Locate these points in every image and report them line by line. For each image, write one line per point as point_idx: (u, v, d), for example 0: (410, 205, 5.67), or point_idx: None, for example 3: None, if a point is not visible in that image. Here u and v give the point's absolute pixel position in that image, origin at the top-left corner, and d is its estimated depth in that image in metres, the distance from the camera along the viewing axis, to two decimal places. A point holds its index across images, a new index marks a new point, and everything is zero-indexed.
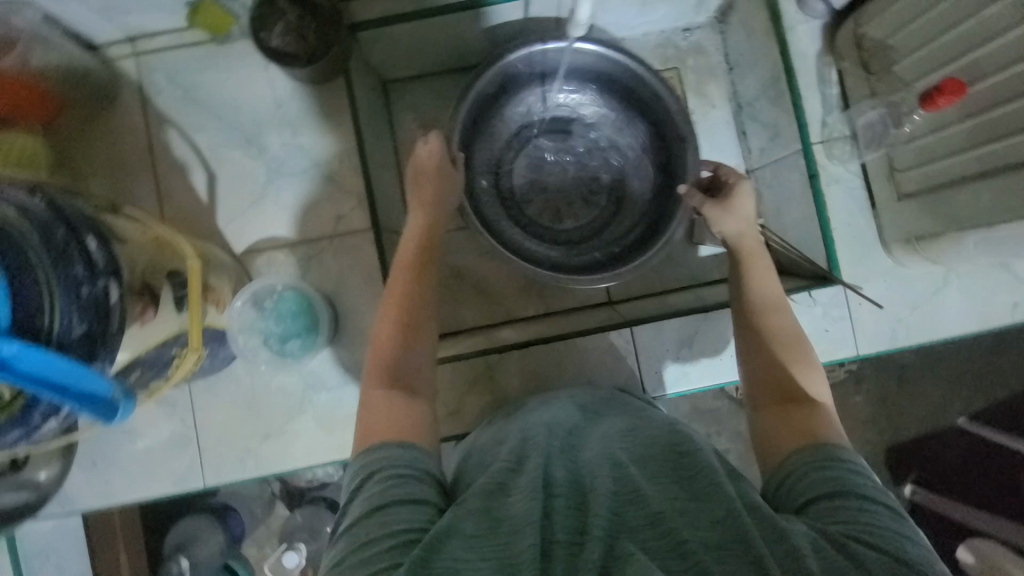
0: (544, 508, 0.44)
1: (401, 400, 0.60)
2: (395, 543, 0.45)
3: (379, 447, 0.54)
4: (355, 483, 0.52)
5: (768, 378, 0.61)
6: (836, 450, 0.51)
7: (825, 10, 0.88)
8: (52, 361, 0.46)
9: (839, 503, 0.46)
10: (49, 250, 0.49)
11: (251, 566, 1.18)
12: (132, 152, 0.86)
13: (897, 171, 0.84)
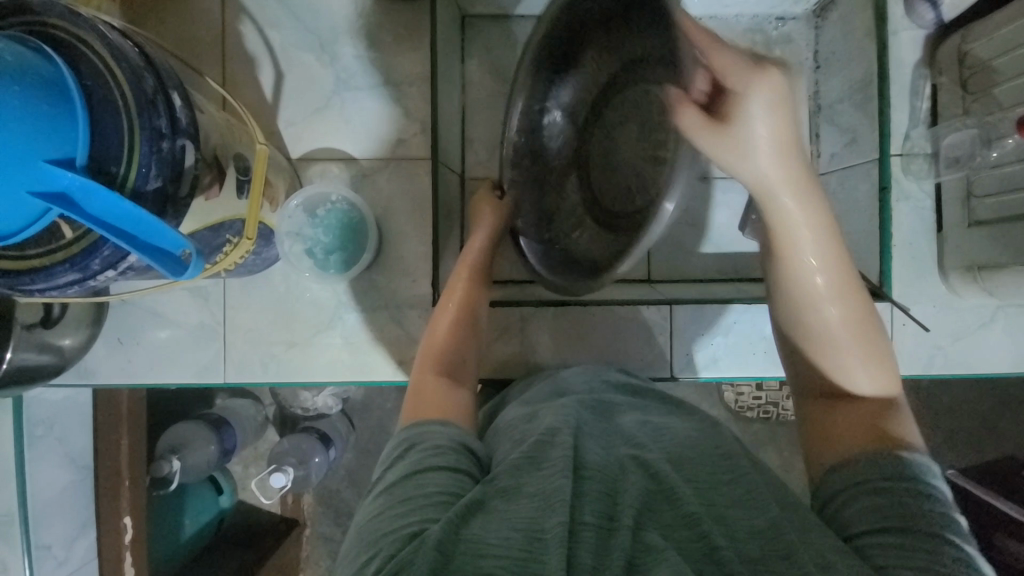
0: (573, 490, 0.45)
1: (447, 386, 0.62)
2: (429, 502, 0.47)
3: (424, 424, 0.56)
4: (397, 453, 0.54)
5: (810, 388, 0.56)
6: (896, 468, 0.47)
7: (934, 20, 0.84)
8: (121, 207, 0.44)
9: (901, 537, 0.43)
10: (137, 95, 0.48)
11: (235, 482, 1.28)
12: (204, 37, 0.84)
13: (974, 198, 0.82)
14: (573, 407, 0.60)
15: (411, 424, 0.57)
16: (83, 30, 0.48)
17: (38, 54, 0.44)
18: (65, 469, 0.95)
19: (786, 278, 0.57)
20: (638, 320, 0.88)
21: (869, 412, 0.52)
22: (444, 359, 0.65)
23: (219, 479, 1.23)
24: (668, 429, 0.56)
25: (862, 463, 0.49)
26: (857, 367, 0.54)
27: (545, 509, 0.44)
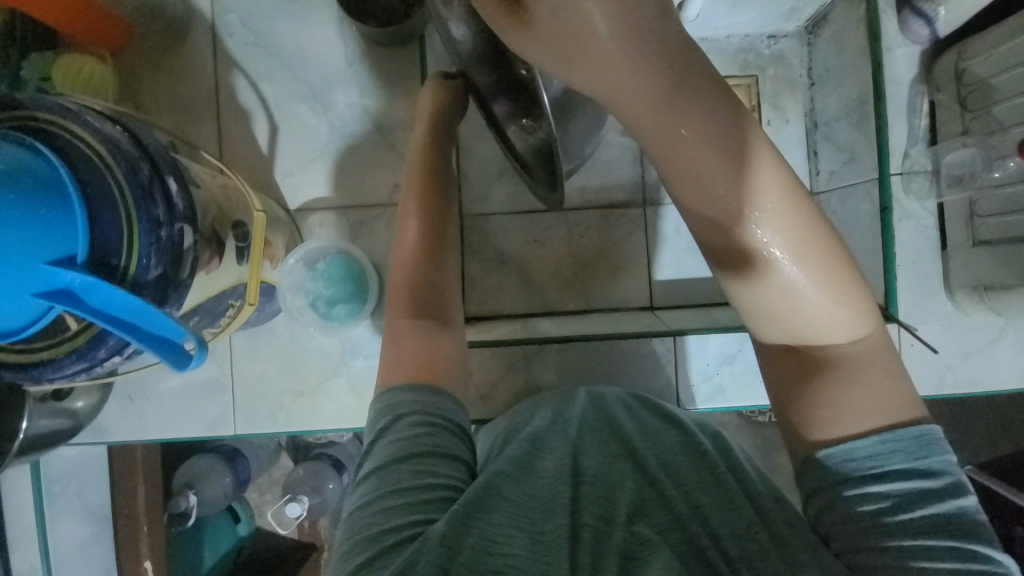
0: (572, 495, 0.49)
1: (426, 330, 0.59)
2: (434, 496, 0.47)
3: (403, 389, 0.54)
4: (382, 422, 0.52)
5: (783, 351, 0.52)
6: (875, 467, 0.46)
7: (928, 36, 0.82)
8: (120, 298, 0.45)
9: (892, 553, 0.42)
10: (134, 186, 0.48)
11: (250, 509, 1.29)
12: (199, 93, 0.85)
13: (977, 217, 0.80)
14: (574, 413, 0.64)
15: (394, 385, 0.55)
16: (77, 125, 0.48)
17: (32, 155, 0.44)
18: (83, 521, 0.97)
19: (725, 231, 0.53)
20: (643, 352, 0.88)
21: (838, 363, 0.49)
22: (421, 302, 0.61)
23: (235, 508, 1.26)
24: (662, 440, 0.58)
25: (835, 452, 0.47)
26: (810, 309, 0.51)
27: (544, 513, 0.48)
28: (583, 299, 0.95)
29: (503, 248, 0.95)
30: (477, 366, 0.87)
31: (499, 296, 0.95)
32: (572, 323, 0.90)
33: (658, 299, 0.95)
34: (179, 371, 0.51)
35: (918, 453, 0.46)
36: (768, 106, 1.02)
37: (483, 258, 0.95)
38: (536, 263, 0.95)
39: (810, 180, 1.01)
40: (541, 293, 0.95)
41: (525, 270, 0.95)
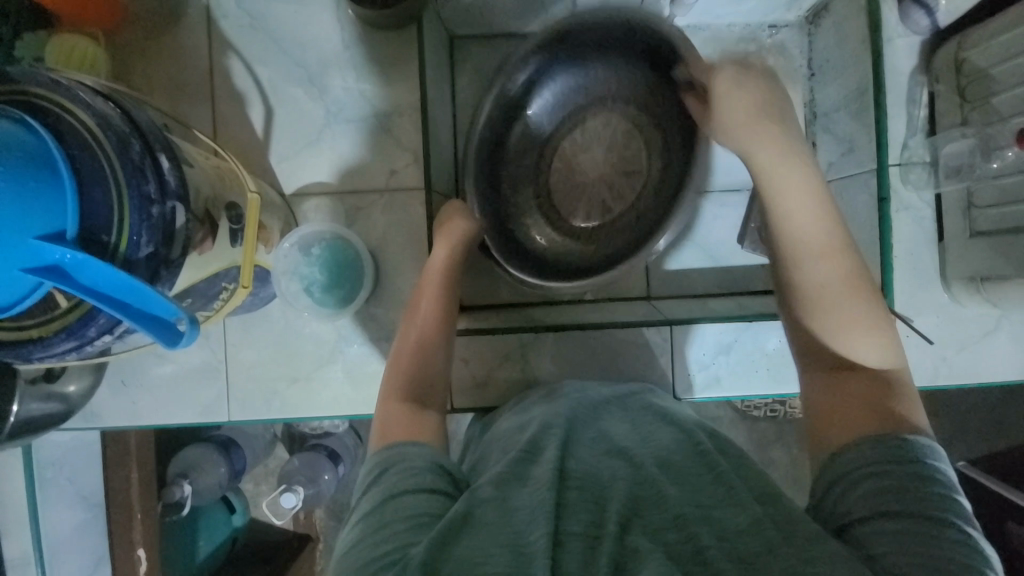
0: (556, 508, 0.46)
1: (414, 411, 0.62)
2: (410, 526, 0.47)
3: (398, 446, 0.56)
4: (370, 476, 0.54)
5: (814, 345, 0.57)
6: (904, 452, 0.46)
7: (928, 26, 0.82)
8: (106, 273, 0.44)
9: (902, 525, 0.42)
10: (125, 162, 0.48)
11: (246, 499, 1.28)
12: (193, 76, 0.84)
13: (974, 208, 0.80)
14: (564, 412, 0.61)
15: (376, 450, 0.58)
16: (67, 99, 0.47)
17: (19, 126, 0.43)
18: (76, 507, 0.96)
19: (781, 227, 0.60)
20: (639, 343, 0.88)
21: (868, 383, 0.53)
22: (414, 386, 0.65)
23: (230, 498, 1.25)
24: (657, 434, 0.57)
25: (871, 444, 0.48)
26: (842, 317, 0.56)
27: (530, 521, 0.45)
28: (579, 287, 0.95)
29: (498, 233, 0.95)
30: (471, 353, 0.87)
31: (496, 287, 0.94)
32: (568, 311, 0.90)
33: (654, 289, 0.96)
34: (170, 348, 0.50)
35: (929, 450, 0.47)
36: None
37: None
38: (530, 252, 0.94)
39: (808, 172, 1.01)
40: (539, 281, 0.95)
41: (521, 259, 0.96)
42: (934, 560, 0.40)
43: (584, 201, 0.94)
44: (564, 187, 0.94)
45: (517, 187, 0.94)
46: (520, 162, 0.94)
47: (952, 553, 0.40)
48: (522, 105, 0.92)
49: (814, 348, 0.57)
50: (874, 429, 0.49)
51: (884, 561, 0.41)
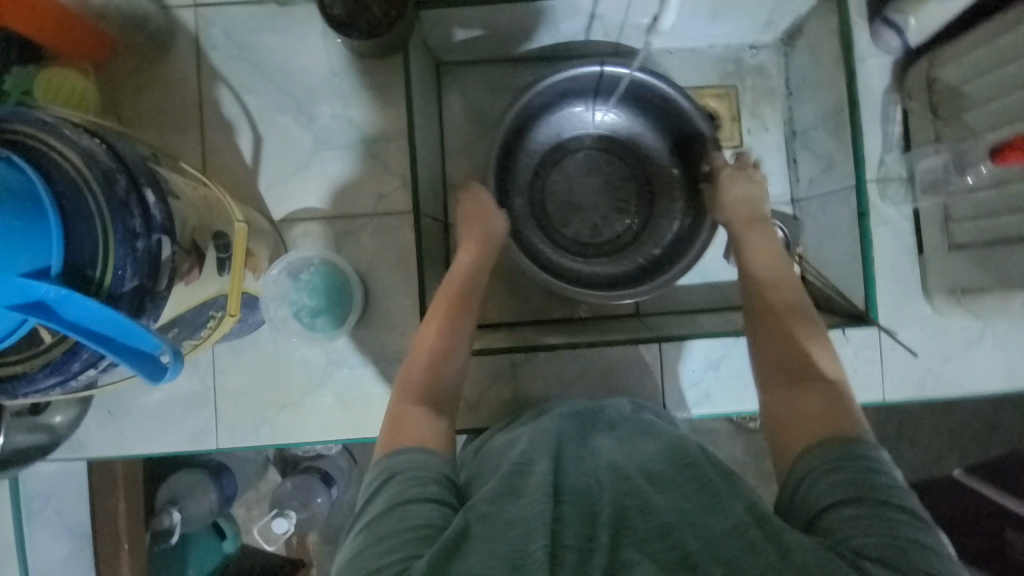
0: (553, 521, 0.44)
1: (426, 415, 0.62)
2: (412, 538, 0.46)
3: (405, 451, 0.56)
4: (374, 485, 0.54)
5: (777, 363, 0.62)
6: (858, 451, 0.49)
7: (899, 46, 0.85)
8: (90, 308, 0.44)
9: (858, 511, 0.45)
10: (110, 198, 0.48)
11: (237, 525, 1.26)
12: (183, 106, 0.85)
13: (952, 221, 0.82)
14: (552, 428, 0.60)
15: (387, 455, 0.57)
16: (53, 137, 0.48)
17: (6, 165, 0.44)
18: (64, 538, 0.94)
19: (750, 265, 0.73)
20: (630, 360, 0.88)
21: (824, 401, 0.56)
22: (427, 390, 0.65)
23: (221, 525, 1.23)
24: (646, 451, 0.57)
25: (828, 445, 0.51)
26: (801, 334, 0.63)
27: (527, 531, 0.44)
28: (569, 306, 0.97)
29: None
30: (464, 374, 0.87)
31: (487, 306, 0.96)
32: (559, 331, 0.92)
33: (644, 306, 0.96)
34: (153, 383, 0.51)
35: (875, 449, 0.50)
36: (749, 116, 1.04)
37: None
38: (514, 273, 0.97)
39: (790, 188, 1.03)
40: (529, 301, 0.97)
41: (510, 280, 0.98)
42: (887, 541, 0.42)
43: (581, 218, 0.98)
44: (561, 202, 0.98)
45: (532, 208, 0.97)
46: (525, 175, 0.97)
47: (900, 533, 0.43)
48: (540, 127, 0.95)
49: (782, 363, 0.62)
50: (827, 434, 0.52)
51: (845, 546, 0.43)
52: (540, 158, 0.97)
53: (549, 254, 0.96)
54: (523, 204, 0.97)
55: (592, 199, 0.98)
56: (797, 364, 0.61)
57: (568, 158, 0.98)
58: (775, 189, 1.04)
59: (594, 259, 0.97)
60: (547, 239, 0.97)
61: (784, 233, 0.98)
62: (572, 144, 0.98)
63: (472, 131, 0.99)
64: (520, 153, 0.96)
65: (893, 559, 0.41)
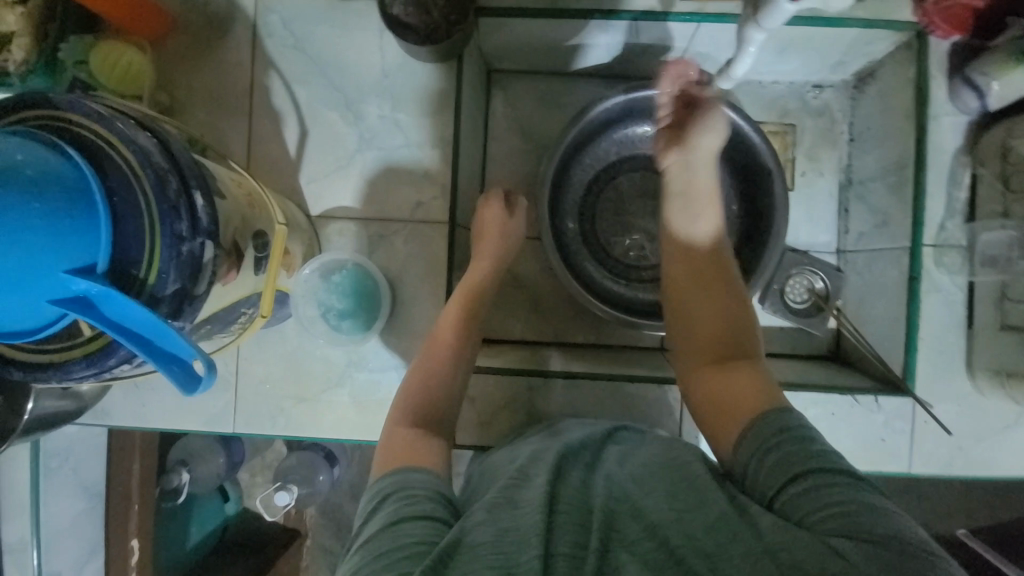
0: (545, 524, 0.46)
1: (423, 437, 0.62)
2: (408, 555, 0.46)
3: (398, 471, 0.56)
4: (373, 504, 0.54)
5: (697, 342, 0.66)
6: (783, 419, 0.54)
7: (978, 108, 0.80)
8: (129, 309, 0.45)
9: (807, 483, 0.49)
10: (161, 200, 0.48)
11: (239, 489, 1.29)
12: (233, 90, 0.85)
13: (1008, 300, 0.81)
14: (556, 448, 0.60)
15: (387, 472, 0.57)
16: (108, 132, 0.48)
17: (62, 158, 0.44)
18: (77, 497, 0.98)
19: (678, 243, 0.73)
20: (650, 399, 0.84)
21: (742, 374, 0.61)
22: (425, 416, 0.65)
23: (226, 487, 1.27)
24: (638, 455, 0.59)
25: (758, 425, 0.55)
26: (704, 293, 0.68)
27: (522, 540, 0.45)
28: (593, 332, 0.98)
29: (517, 272, 0.99)
30: (482, 394, 0.86)
31: (510, 323, 0.98)
32: (581, 358, 0.92)
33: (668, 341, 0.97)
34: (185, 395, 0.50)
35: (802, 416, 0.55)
36: (804, 157, 0.99)
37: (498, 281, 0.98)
38: (548, 294, 0.99)
39: (836, 237, 0.99)
40: (552, 321, 0.98)
41: (536, 298, 0.99)
42: (839, 506, 0.47)
43: (628, 237, 0.96)
44: (610, 217, 0.96)
45: (581, 224, 0.96)
46: (578, 186, 0.95)
47: (848, 496, 0.48)
48: (598, 140, 0.93)
49: (704, 337, 0.66)
50: (752, 411, 0.57)
51: (807, 521, 0.47)
52: (596, 170, 0.95)
53: (593, 273, 0.95)
54: (573, 227, 0.95)
55: (640, 221, 0.96)
56: (720, 339, 0.65)
57: (625, 175, 0.96)
58: (821, 236, 1.00)
59: (636, 285, 0.95)
60: (591, 254, 0.96)
61: (825, 285, 0.95)
62: (630, 161, 0.95)
63: (516, 143, 0.98)
64: (576, 165, 0.94)
65: (848, 523, 0.45)
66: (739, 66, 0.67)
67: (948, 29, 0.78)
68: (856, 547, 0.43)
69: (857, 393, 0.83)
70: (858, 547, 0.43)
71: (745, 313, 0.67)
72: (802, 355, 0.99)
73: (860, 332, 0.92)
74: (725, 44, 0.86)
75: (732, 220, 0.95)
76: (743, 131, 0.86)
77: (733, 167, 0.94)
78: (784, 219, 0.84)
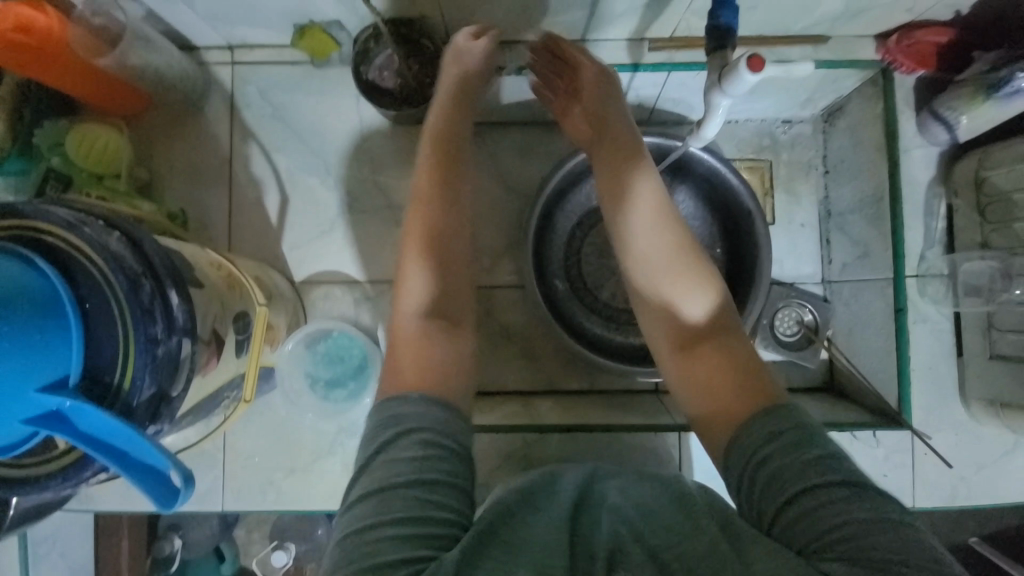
0: (569, 557, 0.46)
1: (440, 331, 0.64)
2: (437, 529, 0.48)
3: (417, 402, 0.56)
4: (386, 436, 0.53)
5: (686, 339, 0.64)
6: (781, 424, 0.52)
7: (947, 140, 0.82)
8: (102, 420, 0.43)
9: (805, 503, 0.47)
10: (135, 304, 0.47)
11: (236, 548, 1.16)
12: (213, 161, 0.85)
13: (994, 330, 0.78)
14: None
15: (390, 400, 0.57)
16: (80, 239, 0.47)
17: (33, 272, 0.43)
18: None
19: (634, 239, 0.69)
20: (648, 448, 0.82)
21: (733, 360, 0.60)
22: (438, 305, 0.66)
23: (221, 547, 1.14)
24: None
25: (752, 431, 0.54)
26: (666, 280, 0.66)
27: (545, 553, 0.46)
28: (587, 378, 0.97)
29: (506, 321, 0.98)
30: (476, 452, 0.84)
31: (503, 372, 0.97)
32: (574, 407, 0.90)
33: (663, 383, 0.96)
34: (162, 510, 0.47)
35: (797, 410, 0.54)
36: (782, 191, 1.00)
37: (487, 330, 0.98)
38: (538, 340, 0.98)
39: (821, 268, 1.00)
40: (545, 368, 0.98)
41: (527, 346, 0.98)
42: (838, 529, 0.45)
43: (615, 281, 0.96)
44: (595, 263, 0.96)
45: (568, 272, 0.96)
46: (561, 236, 0.96)
47: (847, 515, 0.46)
48: (577, 186, 0.94)
49: (670, 329, 0.65)
50: (748, 404, 0.56)
51: (808, 549, 0.46)
52: (579, 218, 0.96)
53: (583, 321, 0.94)
54: (561, 280, 0.96)
55: None
56: (691, 329, 0.64)
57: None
58: (805, 267, 1.01)
59: (626, 330, 0.95)
60: (581, 304, 0.95)
61: (813, 317, 0.95)
62: None
63: (497, 192, 0.98)
64: (558, 213, 0.95)
65: (847, 548, 0.44)
66: (709, 127, 0.68)
67: (912, 65, 0.81)
68: (854, 572, 0.42)
69: (857, 429, 0.82)
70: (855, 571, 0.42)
71: (716, 290, 0.65)
72: (798, 387, 0.98)
73: (853, 362, 0.91)
74: (695, 89, 0.87)
75: (717, 256, 0.96)
76: (721, 173, 0.87)
77: (714, 206, 0.95)
78: (768, 257, 0.84)
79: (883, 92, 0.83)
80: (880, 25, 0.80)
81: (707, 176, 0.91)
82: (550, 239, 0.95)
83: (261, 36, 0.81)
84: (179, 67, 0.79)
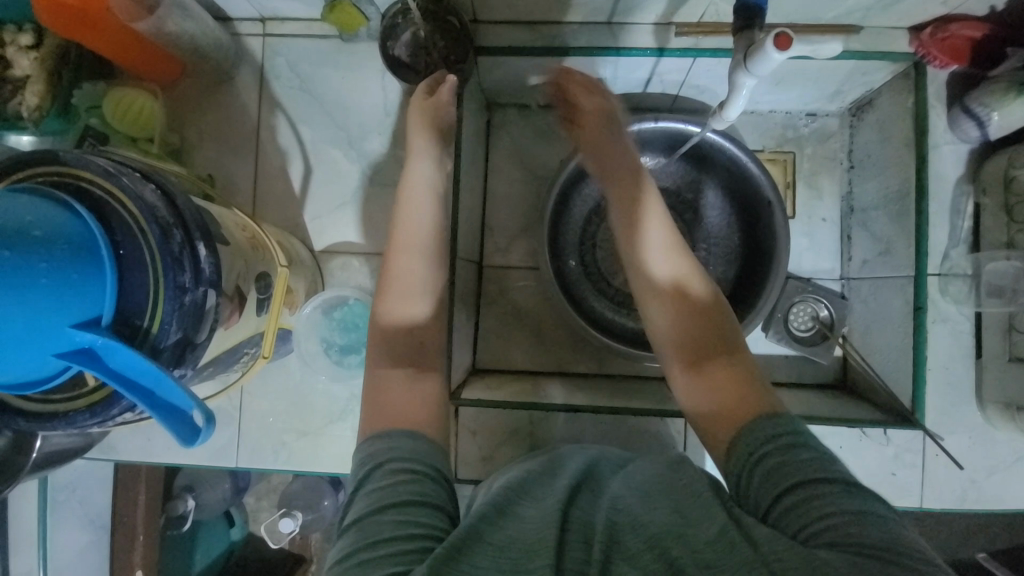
0: (557, 554, 0.44)
1: (413, 375, 0.65)
2: (414, 547, 0.47)
3: (390, 439, 0.57)
4: (365, 470, 0.55)
5: (690, 340, 0.66)
6: (779, 427, 0.54)
7: (978, 137, 0.80)
8: (128, 359, 0.45)
9: (799, 496, 0.48)
10: (166, 253, 0.49)
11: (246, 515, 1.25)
12: (241, 131, 0.88)
13: (1016, 333, 0.77)
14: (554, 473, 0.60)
15: (376, 436, 0.58)
16: (116, 188, 0.49)
17: (71, 215, 0.45)
18: (85, 527, 0.99)
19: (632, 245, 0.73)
20: (651, 432, 0.83)
21: (735, 371, 0.62)
22: (411, 345, 0.68)
23: (232, 511, 1.21)
24: (637, 470, 0.58)
25: (752, 432, 0.55)
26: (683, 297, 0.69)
27: (531, 551, 0.45)
28: (595, 361, 0.98)
29: (518, 300, 0.99)
30: (482, 426, 0.85)
31: (512, 351, 0.99)
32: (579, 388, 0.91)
33: None
34: (184, 447, 0.50)
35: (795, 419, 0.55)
36: (804, 186, 0.99)
37: (499, 309, 0.99)
38: (548, 320, 0.99)
39: (839, 264, 0.99)
40: (554, 349, 0.99)
41: (537, 326, 0.99)
42: (828, 518, 0.45)
43: None
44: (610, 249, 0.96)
45: (581, 255, 0.96)
46: (577, 219, 0.96)
47: (837, 506, 0.46)
48: None
49: (680, 331, 0.67)
50: (746, 412, 0.58)
51: (801, 535, 0.46)
52: (597, 201, 0.96)
53: (593, 305, 0.95)
54: (575, 262, 0.96)
55: None
56: (696, 341, 0.66)
57: None
58: (824, 262, 1.00)
59: (635, 317, 0.95)
60: (592, 286, 0.96)
61: (829, 313, 0.94)
62: None
63: (516, 174, 0.99)
64: (576, 196, 0.95)
65: (837, 532, 0.44)
66: (732, 108, 0.68)
67: (946, 59, 0.79)
68: (843, 556, 0.42)
69: (866, 426, 0.80)
70: (847, 555, 0.42)
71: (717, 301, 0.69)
72: (810, 382, 0.98)
73: (867, 359, 0.90)
74: (720, 77, 0.87)
75: (735, 244, 0.95)
76: (743, 162, 0.87)
77: (733, 196, 0.94)
78: (786, 247, 0.83)
79: (914, 84, 0.81)
80: (916, 17, 0.78)
81: (729, 166, 0.91)
82: (567, 220, 0.95)
83: (291, 9, 0.83)
84: (213, 36, 0.81)
